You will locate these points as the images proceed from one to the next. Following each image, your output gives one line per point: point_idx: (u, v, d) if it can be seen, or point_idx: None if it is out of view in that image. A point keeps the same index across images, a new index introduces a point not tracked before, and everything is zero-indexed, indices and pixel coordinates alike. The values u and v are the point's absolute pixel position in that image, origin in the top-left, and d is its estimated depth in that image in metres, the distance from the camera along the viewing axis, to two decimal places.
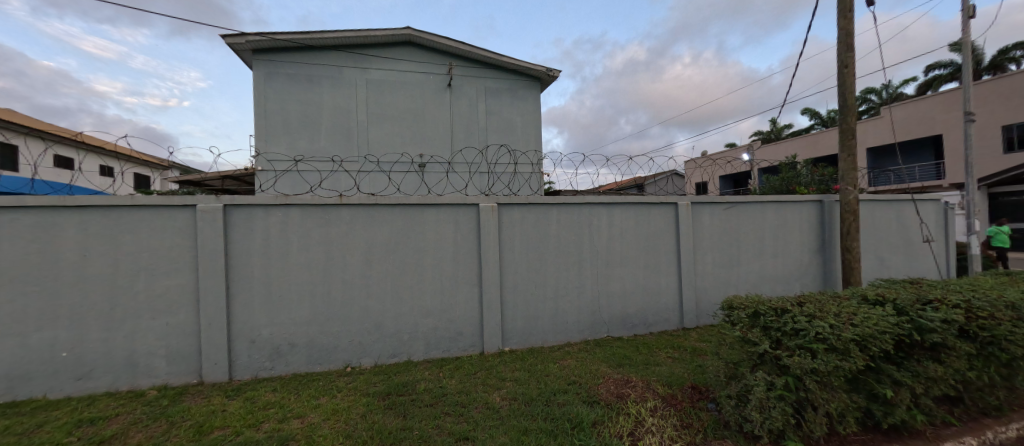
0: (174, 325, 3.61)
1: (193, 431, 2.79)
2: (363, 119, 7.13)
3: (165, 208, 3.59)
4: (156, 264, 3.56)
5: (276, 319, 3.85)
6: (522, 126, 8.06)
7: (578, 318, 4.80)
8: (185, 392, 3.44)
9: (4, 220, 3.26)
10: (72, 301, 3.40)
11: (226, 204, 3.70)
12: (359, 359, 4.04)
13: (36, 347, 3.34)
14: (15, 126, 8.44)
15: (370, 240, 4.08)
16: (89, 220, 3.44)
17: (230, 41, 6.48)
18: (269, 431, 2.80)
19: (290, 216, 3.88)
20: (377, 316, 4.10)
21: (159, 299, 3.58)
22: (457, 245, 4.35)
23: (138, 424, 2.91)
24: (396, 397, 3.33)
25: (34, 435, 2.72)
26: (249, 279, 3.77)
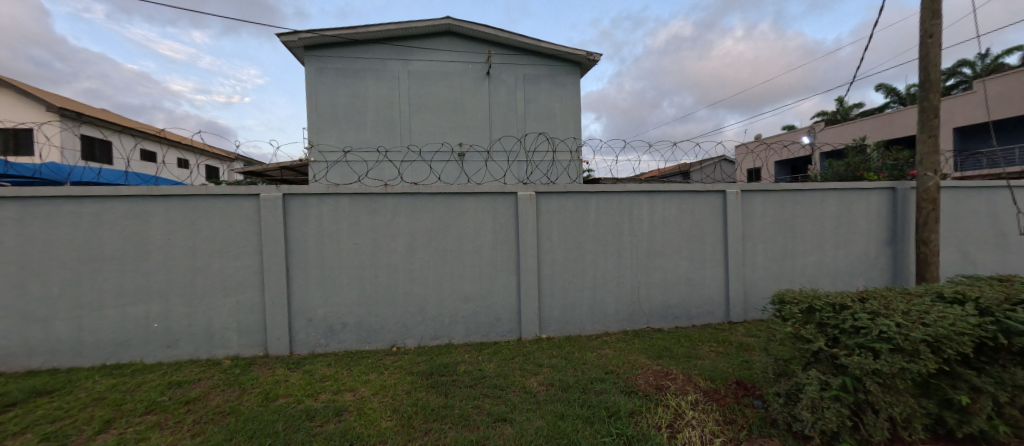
0: (242, 303, 4.01)
1: (262, 397, 3.12)
2: (406, 110, 7.36)
3: (233, 197, 3.95)
4: (225, 248, 3.95)
5: (329, 300, 4.15)
6: (561, 113, 7.95)
7: (617, 307, 4.76)
8: (254, 363, 3.83)
9: (106, 207, 3.75)
10: (160, 278, 3.87)
11: (284, 193, 4.00)
12: (404, 340, 4.28)
13: (132, 317, 3.84)
14: (110, 125, 9.51)
15: (412, 227, 4.26)
16: (171, 208, 3.86)
17: (285, 39, 6.89)
18: (325, 401, 3.07)
19: (341, 204, 4.13)
20: (419, 300, 4.31)
21: (230, 279, 3.98)
22: (496, 232, 4.43)
23: (216, 389, 3.28)
24: (438, 376, 3.51)
25: (134, 393, 3.16)
26: (306, 263, 4.09)
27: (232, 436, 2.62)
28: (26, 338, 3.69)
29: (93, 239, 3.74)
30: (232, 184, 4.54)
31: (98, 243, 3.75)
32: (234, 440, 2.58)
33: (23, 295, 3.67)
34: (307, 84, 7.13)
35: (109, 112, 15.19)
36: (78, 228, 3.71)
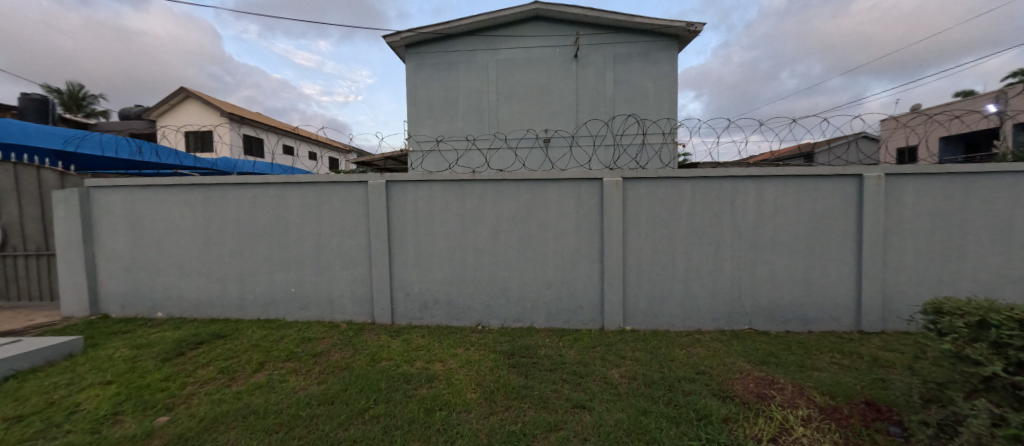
0: (354, 276, 4.60)
1: (370, 357, 3.58)
2: (495, 99, 7.57)
3: (347, 185, 4.51)
4: (342, 228, 4.55)
5: (423, 278, 4.54)
6: (656, 92, 7.38)
7: (713, 304, 4.36)
8: (364, 328, 4.39)
9: (258, 193, 4.60)
10: (295, 252, 4.63)
11: (387, 180, 4.45)
12: (489, 319, 4.50)
13: (276, 282, 4.68)
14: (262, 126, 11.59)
15: (497, 213, 4.42)
16: (301, 193, 4.57)
17: (389, 40, 7.56)
18: (419, 368, 3.40)
19: (435, 190, 4.46)
20: (503, 283, 4.47)
21: (345, 255, 4.59)
22: (581, 219, 4.36)
23: (336, 346, 3.86)
24: (519, 357, 3.63)
25: (279, 343, 3.87)
26: (404, 244, 4.52)
27: (346, 388, 3.07)
28: (209, 293, 4.76)
29: (250, 217, 4.64)
30: (347, 173, 5.20)
31: (254, 221, 4.63)
32: (348, 391, 3.02)
33: (207, 260, 4.73)
34: (408, 80, 7.77)
35: (262, 116, 18.48)
36: (240, 209, 4.63)
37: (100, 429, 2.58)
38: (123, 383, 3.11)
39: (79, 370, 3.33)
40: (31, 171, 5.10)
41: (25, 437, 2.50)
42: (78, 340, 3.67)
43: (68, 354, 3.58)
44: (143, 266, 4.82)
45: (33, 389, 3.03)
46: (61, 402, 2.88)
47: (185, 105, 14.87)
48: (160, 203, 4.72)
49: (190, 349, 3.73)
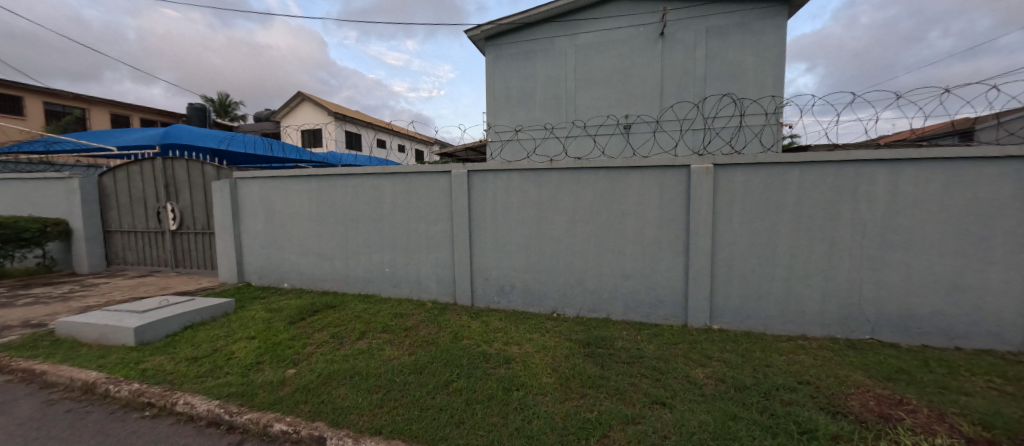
0: (438, 259, 4.91)
1: (453, 335, 3.85)
2: (573, 85, 7.44)
3: (432, 174, 4.82)
4: (428, 214, 4.89)
5: (501, 264, 4.71)
6: (755, 68, 6.65)
7: (823, 308, 3.88)
8: (447, 308, 4.69)
9: (358, 182, 5.15)
10: (388, 235, 5.10)
11: (468, 170, 4.66)
12: (564, 308, 4.53)
13: (372, 262, 5.21)
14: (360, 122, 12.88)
15: (575, 202, 4.39)
16: (393, 183, 5.00)
17: (471, 34, 7.84)
18: (498, 349, 3.57)
19: (514, 179, 4.57)
20: (579, 272, 4.46)
21: (430, 239, 4.92)
22: (664, 209, 4.14)
23: (423, 322, 4.19)
24: (596, 347, 3.61)
25: (376, 316, 4.33)
26: (484, 231, 4.72)
27: (433, 361, 3.34)
28: (321, 269, 5.48)
29: (352, 204, 5.21)
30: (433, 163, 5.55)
31: (355, 207, 5.19)
32: (434, 364, 3.29)
33: (319, 240, 5.43)
34: (488, 72, 8.00)
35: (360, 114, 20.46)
36: (345, 196, 5.23)
37: (248, 373, 3.16)
38: (261, 339, 3.75)
39: (231, 326, 4.10)
40: (195, 165, 6.30)
41: (201, 373, 3.17)
42: (228, 302, 4.49)
43: (223, 312, 4.45)
44: (271, 244, 5.70)
45: (201, 338, 3.80)
46: (220, 349, 3.58)
47: (299, 107, 17.06)
48: (284, 191, 5.52)
49: (308, 315, 4.35)
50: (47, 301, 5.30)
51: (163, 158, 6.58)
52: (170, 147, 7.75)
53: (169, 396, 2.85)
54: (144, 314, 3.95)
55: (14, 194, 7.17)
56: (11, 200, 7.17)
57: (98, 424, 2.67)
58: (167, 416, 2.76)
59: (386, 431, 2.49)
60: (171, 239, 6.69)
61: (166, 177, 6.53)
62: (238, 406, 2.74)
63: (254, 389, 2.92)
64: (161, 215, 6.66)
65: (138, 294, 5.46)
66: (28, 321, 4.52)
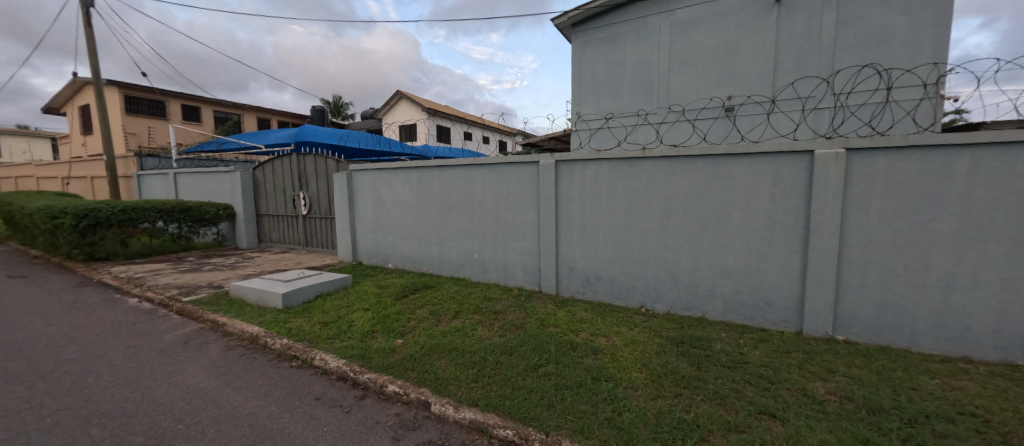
0: (525, 248, 5.02)
1: (541, 321, 3.93)
2: (667, 68, 7.00)
3: (521, 164, 4.92)
4: (517, 204, 5.01)
5: (588, 255, 4.66)
6: (901, 32, 5.58)
7: (998, 325, 3.07)
8: (532, 295, 4.80)
9: (452, 172, 5.48)
10: (478, 223, 5.35)
11: (557, 160, 4.66)
12: (654, 303, 4.35)
13: (463, 248, 5.53)
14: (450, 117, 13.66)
15: (670, 192, 4.13)
16: (484, 173, 5.21)
17: (557, 22, 7.80)
18: (585, 339, 3.57)
19: (602, 169, 4.46)
20: (672, 266, 4.22)
21: (518, 228, 5.05)
22: (776, 201, 3.68)
23: (511, 308, 4.33)
24: (691, 347, 3.41)
25: (468, 298, 4.60)
26: (572, 221, 4.70)
27: (522, 345, 3.43)
28: (419, 252, 5.99)
29: (447, 193, 5.57)
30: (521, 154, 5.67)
31: (450, 196, 5.55)
32: (523, 347, 3.39)
33: (418, 226, 5.93)
34: (574, 60, 7.93)
35: (449, 108, 21.63)
36: (441, 185, 5.61)
37: (366, 339, 3.62)
38: (374, 311, 4.24)
39: (351, 297, 4.71)
40: (318, 158, 7.27)
41: (331, 334, 3.73)
42: (347, 277, 5.18)
43: (343, 285, 5.15)
44: (379, 228, 6.41)
45: (328, 307, 4.44)
46: (341, 317, 4.15)
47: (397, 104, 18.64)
48: (390, 182, 6.14)
49: (410, 293, 4.80)
50: (218, 268, 6.63)
51: (297, 154, 7.73)
52: (303, 145, 9.23)
53: (309, 351, 3.40)
54: (288, 283, 4.81)
55: (197, 184, 9.10)
56: (197, 190, 9.14)
57: (259, 368, 3.29)
58: (307, 368, 3.28)
59: (482, 404, 2.63)
60: (304, 224, 7.81)
61: (298, 169, 7.63)
62: (360, 366, 3.14)
63: (371, 353, 3.33)
64: (296, 203, 7.84)
65: (278, 267, 6.54)
66: (208, 283, 5.72)
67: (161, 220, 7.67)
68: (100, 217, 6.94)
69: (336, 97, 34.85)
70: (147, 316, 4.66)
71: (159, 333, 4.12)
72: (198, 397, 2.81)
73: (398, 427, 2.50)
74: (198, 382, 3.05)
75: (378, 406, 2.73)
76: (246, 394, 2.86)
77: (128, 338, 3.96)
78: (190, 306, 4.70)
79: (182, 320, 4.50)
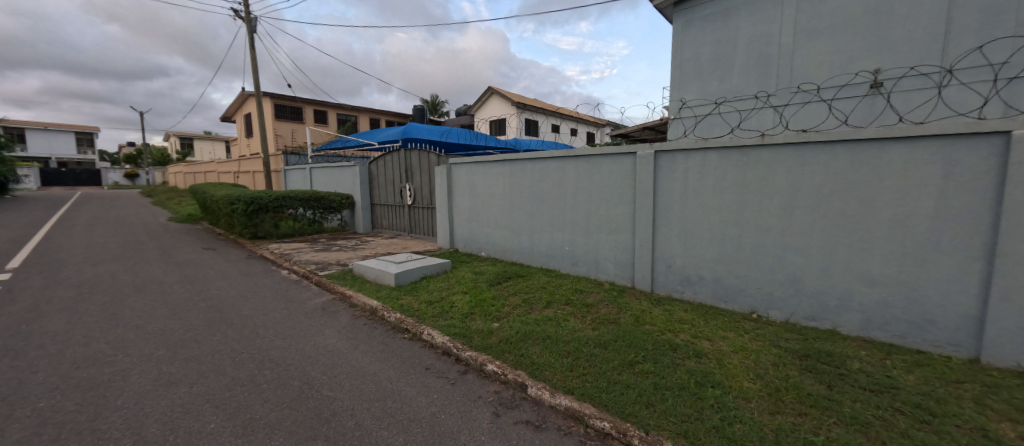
0: (619, 242, 4.81)
1: (635, 318, 3.74)
2: (790, 42, 6.16)
3: (617, 155, 4.71)
4: (611, 196, 4.83)
5: (689, 252, 4.25)
6: None
7: None
8: (625, 290, 4.60)
9: (545, 164, 5.51)
10: (569, 216, 5.30)
11: (656, 151, 4.34)
12: (768, 309, 3.80)
13: (554, 240, 5.53)
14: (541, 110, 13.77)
15: (794, 185, 3.53)
16: (577, 165, 5.13)
17: (658, 3, 7.34)
18: (686, 341, 3.26)
19: (709, 158, 4.01)
20: (794, 269, 3.62)
21: (611, 222, 4.86)
22: (948, 194, 2.88)
23: (603, 302, 4.22)
24: (817, 361, 2.94)
25: (559, 289, 4.62)
26: (671, 216, 4.32)
27: (617, 339, 3.30)
28: (510, 242, 6.16)
29: (540, 185, 5.62)
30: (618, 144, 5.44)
31: (542, 188, 5.59)
32: (618, 342, 3.24)
33: (510, 217, 6.09)
34: (675, 42, 7.38)
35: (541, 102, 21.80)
36: (534, 177, 5.69)
37: (466, 320, 3.87)
38: (471, 294, 4.52)
39: (450, 281, 5.06)
40: (421, 153, 7.88)
41: (435, 313, 4.08)
42: (446, 261, 5.55)
43: (444, 269, 5.55)
44: (473, 218, 6.75)
45: (431, 287, 4.85)
46: (443, 298, 4.48)
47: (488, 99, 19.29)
48: (485, 174, 6.42)
49: (503, 280, 4.97)
50: (342, 248, 7.63)
51: (405, 149, 8.47)
52: (408, 141, 10.10)
53: (418, 326, 3.80)
54: (399, 264, 5.33)
55: (325, 176, 10.59)
56: (325, 182, 10.63)
57: (379, 337, 3.79)
58: (417, 340, 3.68)
59: (578, 393, 2.58)
60: (409, 212, 8.55)
61: (404, 164, 8.37)
62: (461, 344, 3.40)
63: (471, 333, 3.56)
64: (402, 194, 8.63)
65: (388, 250, 7.30)
66: (334, 261, 6.65)
67: (301, 208, 9.17)
68: (261, 203, 8.65)
69: (436, 97, 37.59)
70: (294, 286, 5.63)
71: (304, 299, 4.99)
72: (334, 355, 3.41)
73: (499, 404, 2.62)
74: (333, 342, 3.68)
75: (480, 382, 2.92)
76: (371, 357, 3.35)
77: (283, 303, 4.86)
78: (324, 278, 5.59)
79: (319, 290, 5.37)
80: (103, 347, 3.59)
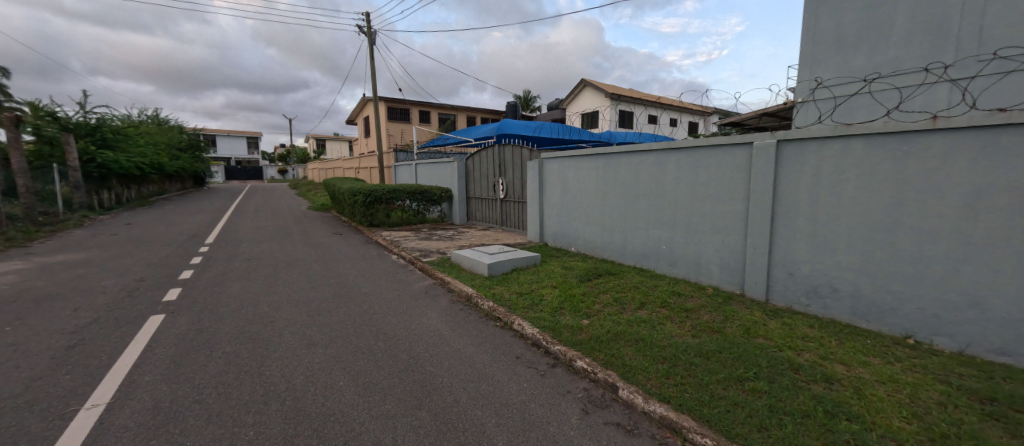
0: (727, 243, 4.33)
1: (744, 329, 3.34)
2: None
3: (729, 146, 4.22)
4: (718, 193, 4.36)
5: (818, 258, 3.55)
6: None
7: None
8: (732, 298, 4.12)
9: (644, 158, 5.20)
10: (669, 213, 4.94)
11: (779, 140, 3.75)
12: (932, 336, 2.94)
13: (650, 238, 5.22)
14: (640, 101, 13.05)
15: (983, 178, 2.66)
16: (681, 158, 4.74)
17: None
18: (811, 361, 2.77)
19: (851, 148, 3.28)
20: (976, 288, 2.73)
21: (719, 220, 4.39)
22: None
23: (706, 308, 3.86)
24: (1008, 409, 2.18)
25: (653, 290, 4.35)
26: (795, 215, 3.68)
27: (722, 351, 2.98)
28: (601, 239, 5.98)
29: (636, 179, 5.34)
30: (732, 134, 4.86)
31: (639, 183, 5.30)
32: (722, 354, 2.92)
33: (602, 212, 5.91)
34: None
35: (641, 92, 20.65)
36: (630, 172, 5.42)
37: (555, 314, 3.86)
38: (561, 289, 4.50)
39: (540, 274, 5.10)
40: (515, 148, 8.04)
41: (526, 305, 4.14)
42: (536, 255, 5.60)
43: (534, 262, 5.61)
44: (564, 213, 6.69)
45: (522, 279, 4.95)
46: (534, 291, 4.53)
47: (581, 92, 18.92)
48: (577, 168, 6.31)
49: (593, 277, 4.85)
50: (441, 238, 8.22)
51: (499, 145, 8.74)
52: (502, 137, 10.41)
53: (509, 316, 3.91)
54: (492, 255, 5.54)
55: (428, 171, 11.49)
56: (428, 177, 11.53)
57: (473, 322, 4.00)
58: (508, 329, 3.79)
59: (674, 403, 2.39)
60: (502, 205, 8.80)
61: (498, 159, 8.64)
62: (551, 337, 3.40)
63: (560, 328, 3.54)
64: (495, 188, 8.94)
65: (482, 241, 7.66)
66: (435, 249, 7.20)
67: (408, 201, 10.08)
68: (376, 195, 9.75)
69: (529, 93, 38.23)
70: (402, 269, 6.25)
71: (410, 282, 5.50)
72: (435, 335, 3.69)
73: (588, 401, 2.56)
74: (434, 323, 3.98)
75: (569, 377, 2.89)
76: (467, 341, 3.55)
77: (393, 284, 5.43)
78: (426, 264, 6.09)
79: (421, 275, 5.87)
80: (264, 310, 4.42)
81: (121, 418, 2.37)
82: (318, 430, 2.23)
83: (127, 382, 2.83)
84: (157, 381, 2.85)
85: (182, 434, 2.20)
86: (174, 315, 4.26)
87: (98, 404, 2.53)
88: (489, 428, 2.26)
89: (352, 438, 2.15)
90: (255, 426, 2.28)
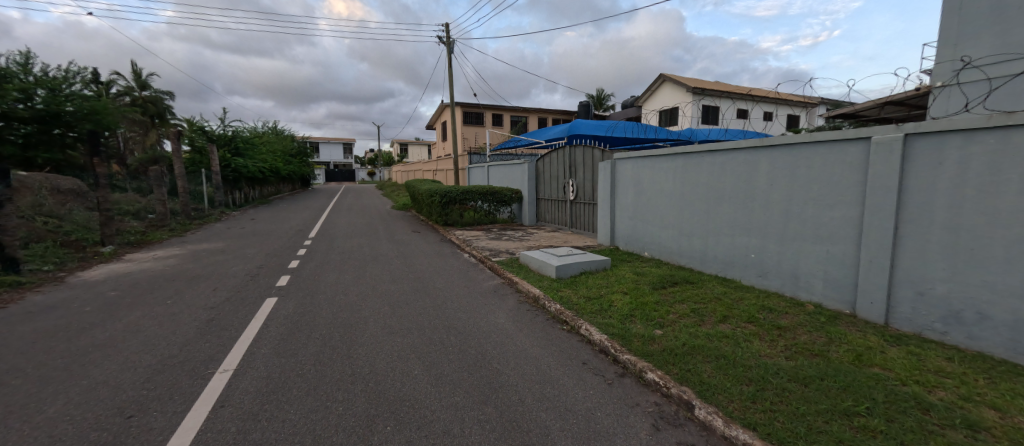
0: (833, 254, 3.75)
1: (854, 355, 2.86)
2: None
3: (839, 142, 3.64)
4: (823, 196, 3.80)
5: (959, 277, 2.90)
6: None
7: None
8: (839, 318, 3.54)
9: (733, 157, 4.73)
10: (760, 219, 4.45)
11: (906, 134, 3.13)
12: None
13: (736, 246, 4.74)
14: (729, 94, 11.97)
15: None
16: (778, 157, 4.22)
17: None
18: (948, 402, 2.27)
19: (1012, 141, 2.61)
20: None
21: (823, 227, 3.82)
22: None
23: (804, 327, 3.37)
24: None
25: (739, 303, 3.93)
26: (928, 223, 3.05)
27: (824, 378, 2.58)
28: (679, 244, 5.58)
29: (721, 181, 4.89)
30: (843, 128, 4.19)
31: (725, 185, 4.84)
32: (825, 382, 2.53)
33: (680, 216, 5.52)
34: None
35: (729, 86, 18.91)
36: (714, 172, 4.99)
37: (625, 322, 3.67)
38: (631, 296, 4.28)
39: (610, 279, 4.91)
40: (586, 149, 7.85)
41: (594, 310, 4.02)
42: (606, 259, 5.41)
43: (604, 267, 5.42)
44: (638, 216, 6.38)
45: (591, 283, 4.81)
46: (603, 296, 4.37)
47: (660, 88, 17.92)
48: (654, 169, 5.97)
49: (668, 285, 4.54)
50: (510, 239, 8.35)
51: (570, 146, 8.63)
52: (574, 137, 10.24)
53: (576, 321, 3.82)
54: (560, 257, 5.47)
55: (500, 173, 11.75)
56: (500, 179, 11.80)
57: (540, 324, 3.98)
58: (575, 334, 3.71)
59: (762, 431, 2.11)
60: (573, 207, 8.67)
61: (569, 160, 8.53)
62: (620, 346, 3.25)
63: (630, 336, 3.36)
64: (566, 190, 8.83)
65: (552, 243, 7.62)
66: (505, 249, 7.33)
67: (479, 201, 10.43)
68: (450, 196, 10.25)
69: (602, 91, 37.50)
70: (473, 268, 6.46)
71: (480, 281, 5.66)
72: (502, 334, 3.75)
73: (659, 417, 2.39)
74: (501, 322, 4.05)
75: (638, 389, 2.72)
76: (532, 341, 3.55)
77: (465, 282, 5.63)
78: (496, 264, 6.22)
79: (491, 274, 6.01)
80: (353, 299, 4.88)
81: (243, 382, 2.77)
82: (394, 413, 2.37)
83: (248, 353, 3.31)
84: (267, 354, 3.30)
85: (286, 402, 2.50)
86: (283, 299, 4.90)
87: (228, 369, 2.98)
88: (554, 432, 2.21)
89: (425, 424, 2.25)
90: (343, 402, 2.50)
